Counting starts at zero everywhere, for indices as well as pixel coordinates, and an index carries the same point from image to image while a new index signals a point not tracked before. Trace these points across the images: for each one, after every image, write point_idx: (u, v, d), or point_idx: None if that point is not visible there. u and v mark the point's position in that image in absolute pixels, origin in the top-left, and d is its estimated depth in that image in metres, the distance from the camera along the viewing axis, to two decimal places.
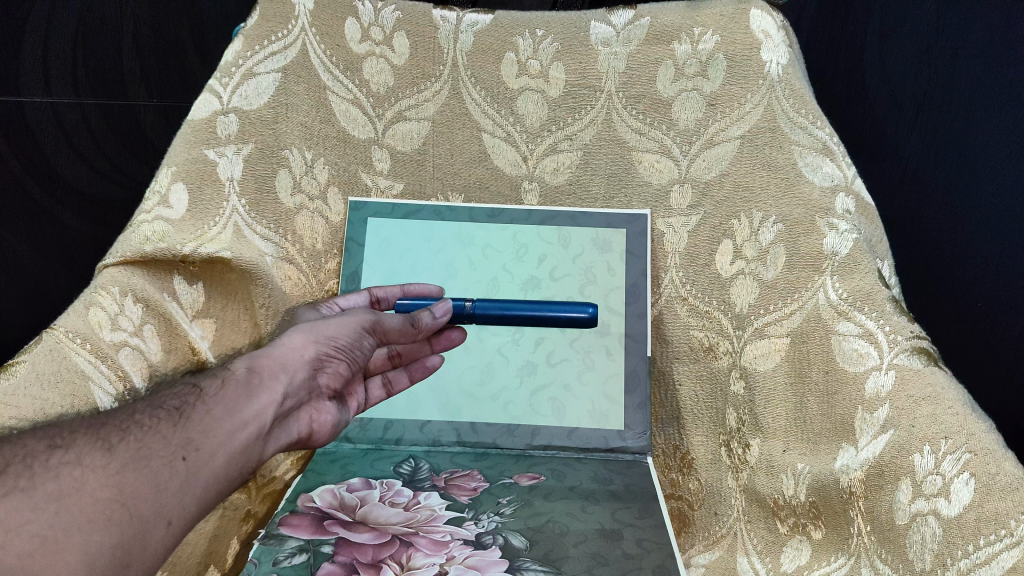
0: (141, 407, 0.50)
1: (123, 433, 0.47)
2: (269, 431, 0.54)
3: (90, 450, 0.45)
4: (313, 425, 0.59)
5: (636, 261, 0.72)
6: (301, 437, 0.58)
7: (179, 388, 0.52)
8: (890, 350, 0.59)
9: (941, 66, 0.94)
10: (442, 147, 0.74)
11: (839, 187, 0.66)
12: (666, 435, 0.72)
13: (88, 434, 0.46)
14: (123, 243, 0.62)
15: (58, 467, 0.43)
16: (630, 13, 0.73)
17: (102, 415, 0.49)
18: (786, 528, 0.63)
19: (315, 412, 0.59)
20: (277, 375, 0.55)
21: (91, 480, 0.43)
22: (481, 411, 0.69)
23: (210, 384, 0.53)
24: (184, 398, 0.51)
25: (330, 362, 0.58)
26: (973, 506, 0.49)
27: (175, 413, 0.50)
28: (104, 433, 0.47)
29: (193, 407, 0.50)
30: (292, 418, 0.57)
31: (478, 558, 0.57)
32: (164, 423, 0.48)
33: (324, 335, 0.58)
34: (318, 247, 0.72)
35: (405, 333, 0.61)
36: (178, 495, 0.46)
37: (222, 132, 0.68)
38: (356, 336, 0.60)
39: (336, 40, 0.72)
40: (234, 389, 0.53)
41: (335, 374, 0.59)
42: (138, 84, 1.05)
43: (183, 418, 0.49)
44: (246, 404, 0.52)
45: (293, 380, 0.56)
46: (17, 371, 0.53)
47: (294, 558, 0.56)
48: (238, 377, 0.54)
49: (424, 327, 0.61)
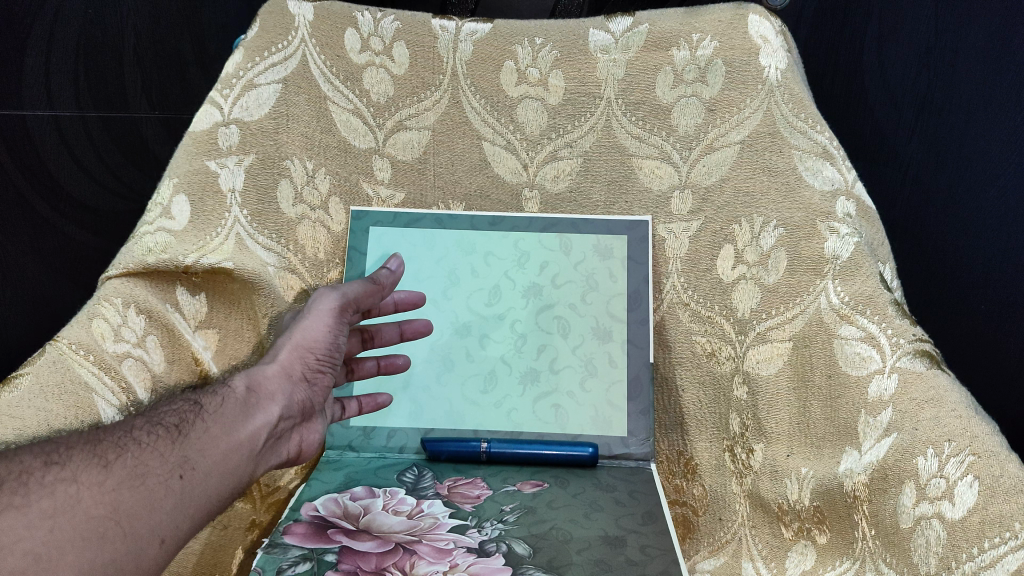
0: (139, 423, 0.50)
1: (120, 450, 0.48)
2: (262, 450, 0.56)
3: (87, 466, 0.46)
4: (302, 443, 0.61)
5: (637, 268, 0.71)
6: (290, 456, 0.60)
7: (179, 404, 0.53)
8: (892, 353, 0.58)
9: (942, 68, 0.95)
10: (443, 156, 0.75)
11: (840, 191, 0.66)
12: (671, 440, 0.71)
13: (85, 451, 0.47)
14: (126, 254, 0.63)
15: (53, 485, 0.44)
16: (629, 21, 0.74)
17: (99, 432, 0.49)
18: (790, 533, 0.63)
19: (304, 431, 0.61)
20: (272, 394, 0.57)
21: (86, 497, 0.44)
22: (485, 419, 0.69)
23: (210, 401, 0.54)
24: (184, 415, 0.52)
25: (316, 374, 0.61)
26: (978, 508, 0.49)
27: (174, 430, 0.51)
28: (102, 449, 0.48)
29: (192, 424, 0.52)
30: (282, 438, 0.59)
31: (481, 565, 0.56)
32: (162, 441, 0.49)
33: (306, 345, 0.60)
34: (320, 257, 0.72)
35: (371, 292, 0.65)
36: (172, 513, 0.47)
37: (223, 143, 0.68)
38: (334, 339, 0.62)
39: (336, 50, 0.73)
40: (229, 410, 0.54)
41: (321, 387, 0.62)
42: (139, 96, 1.07)
43: (182, 435, 0.50)
44: (244, 423, 0.54)
45: (287, 400, 0.58)
46: (20, 384, 0.54)
47: (298, 567, 0.55)
48: (236, 398, 0.55)
49: (386, 282, 0.67)
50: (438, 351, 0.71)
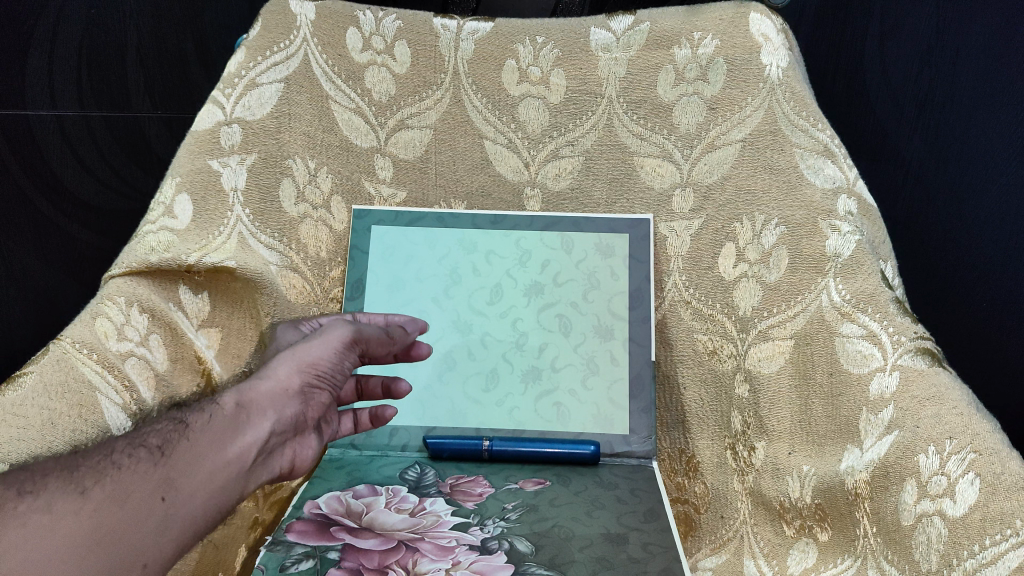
0: (120, 445, 0.48)
1: (99, 475, 0.46)
2: (253, 468, 0.52)
3: (63, 492, 0.44)
4: (297, 461, 0.56)
5: (639, 266, 0.71)
6: (283, 472, 0.56)
7: (163, 424, 0.51)
8: (895, 351, 0.58)
9: (941, 66, 0.95)
10: (444, 155, 0.75)
11: (842, 189, 0.65)
12: (673, 438, 0.72)
13: (61, 478, 0.45)
14: (129, 253, 0.63)
15: (27, 513, 0.43)
16: (630, 19, 0.74)
17: (77, 457, 0.47)
18: (793, 531, 0.62)
19: (299, 448, 0.56)
20: (266, 409, 0.53)
21: (64, 524, 0.43)
22: (488, 417, 0.69)
23: (197, 419, 0.51)
24: (167, 435, 0.49)
25: (316, 391, 0.56)
26: (979, 506, 0.48)
27: (156, 451, 0.48)
28: (80, 475, 0.45)
29: (176, 444, 0.49)
30: (277, 454, 0.55)
31: (483, 563, 0.56)
32: (143, 462, 0.47)
33: (308, 362, 0.55)
34: (322, 256, 0.72)
35: (383, 342, 0.61)
36: (155, 535, 0.45)
37: (225, 142, 0.69)
38: (340, 360, 0.57)
39: (338, 50, 0.73)
40: (217, 427, 0.51)
41: (319, 405, 0.57)
42: (142, 95, 1.07)
43: (165, 456, 0.48)
44: (232, 441, 0.51)
45: (281, 415, 0.54)
46: (24, 382, 0.53)
47: (301, 564, 0.55)
48: (225, 414, 0.51)
49: (399, 339, 0.62)
50: (440, 350, 0.71)
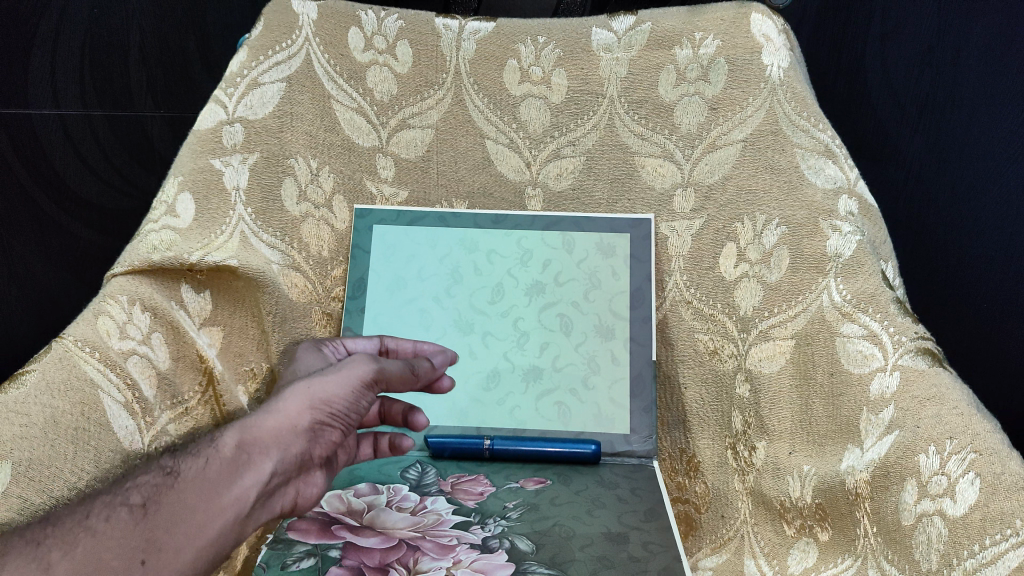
0: (98, 505, 0.46)
1: (70, 544, 0.44)
2: (252, 511, 0.49)
3: (27, 569, 0.42)
4: (298, 498, 0.54)
5: (639, 266, 0.71)
6: (284, 510, 0.54)
7: (150, 474, 0.48)
8: (895, 351, 0.58)
9: (942, 66, 0.94)
10: (446, 155, 0.75)
11: (843, 189, 0.66)
12: (673, 438, 0.72)
13: (25, 551, 0.43)
14: (131, 252, 0.64)
15: None
16: (631, 19, 0.74)
17: (45, 522, 0.45)
18: (793, 530, 0.62)
19: (303, 485, 0.54)
20: (268, 448, 0.50)
21: None
22: (489, 417, 0.70)
23: (191, 465, 0.49)
24: (149, 489, 0.47)
25: (326, 429, 0.53)
26: (978, 505, 0.48)
27: (138, 509, 0.46)
28: (46, 546, 0.44)
29: (160, 499, 0.47)
30: (278, 493, 0.52)
31: (484, 561, 0.57)
32: (121, 525, 0.45)
33: (321, 399, 0.53)
34: (324, 255, 0.72)
35: (406, 377, 0.60)
36: None
37: (228, 141, 0.69)
38: (354, 398, 0.55)
39: (339, 49, 0.73)
40: (214, 471, 0.48)
41: (328, 443, 0.54)
42: (145, 95, 1.08)
43: (146, 515, 0.46)
44: (231, 485, 0.48)
45: (285, 455, 0.51)
46: (27, 380, 0.53)
47: (302, 562, 0.56)
48: (225, 456, 0.49)
49: (422, 374, 0.62)
50: None
